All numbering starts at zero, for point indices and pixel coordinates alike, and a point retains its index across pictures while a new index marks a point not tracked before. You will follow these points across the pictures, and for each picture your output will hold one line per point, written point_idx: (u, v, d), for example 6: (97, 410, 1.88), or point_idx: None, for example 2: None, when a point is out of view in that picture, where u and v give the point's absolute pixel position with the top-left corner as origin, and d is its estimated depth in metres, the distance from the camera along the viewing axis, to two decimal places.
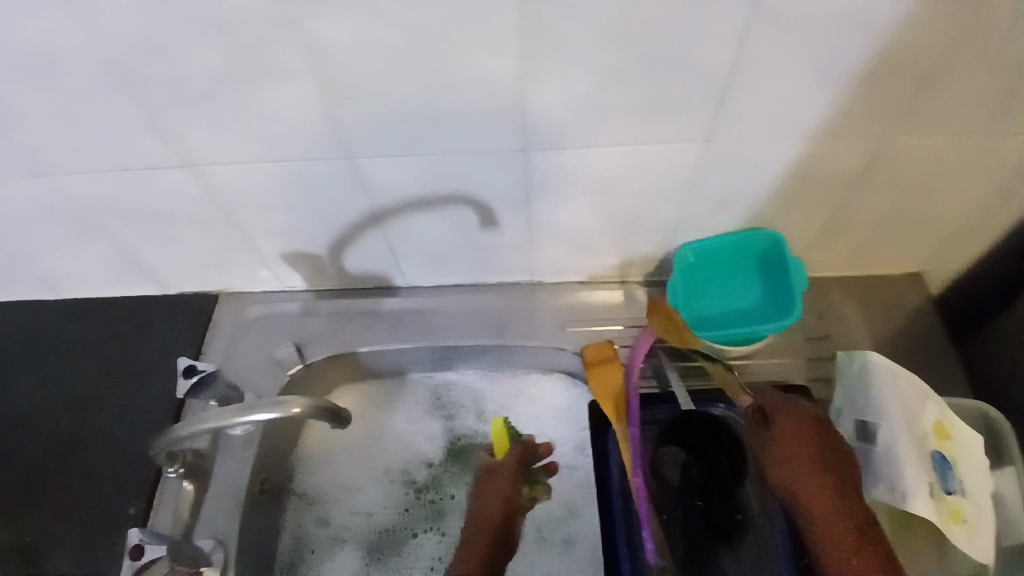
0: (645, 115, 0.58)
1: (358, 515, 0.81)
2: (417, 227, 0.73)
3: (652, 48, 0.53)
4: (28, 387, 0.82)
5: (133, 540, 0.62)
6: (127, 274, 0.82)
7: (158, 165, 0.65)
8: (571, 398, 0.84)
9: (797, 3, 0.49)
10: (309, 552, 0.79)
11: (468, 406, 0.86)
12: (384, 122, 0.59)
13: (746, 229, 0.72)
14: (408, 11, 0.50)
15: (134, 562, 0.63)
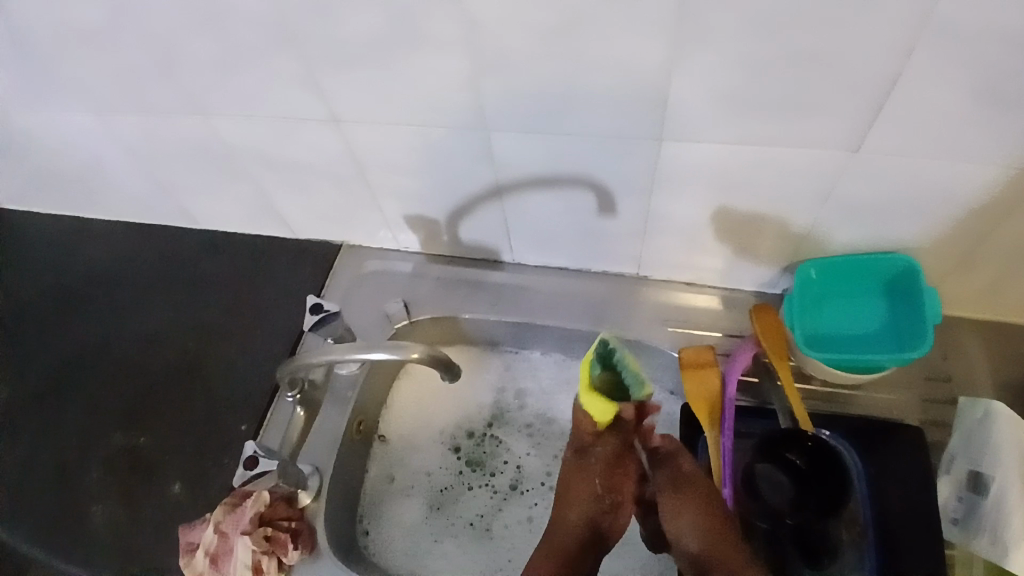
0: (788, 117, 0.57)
1: (415, 474, 0.85)
2: (535, 205, 0.75)
3: (807, 47, 0.51)
4: (168, 305, 0.92)
5: (246, 450, 0.67)
6: (265, 217, 0.90)
7: (312, 119, 0.70)
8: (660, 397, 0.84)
9: (973, 13, 0.47)
10: (381, 496, 0.83)
11: (527, 387, 0.89)
12: (525, 98, 0.61)
13: (879, 252, 0.69)
14: None
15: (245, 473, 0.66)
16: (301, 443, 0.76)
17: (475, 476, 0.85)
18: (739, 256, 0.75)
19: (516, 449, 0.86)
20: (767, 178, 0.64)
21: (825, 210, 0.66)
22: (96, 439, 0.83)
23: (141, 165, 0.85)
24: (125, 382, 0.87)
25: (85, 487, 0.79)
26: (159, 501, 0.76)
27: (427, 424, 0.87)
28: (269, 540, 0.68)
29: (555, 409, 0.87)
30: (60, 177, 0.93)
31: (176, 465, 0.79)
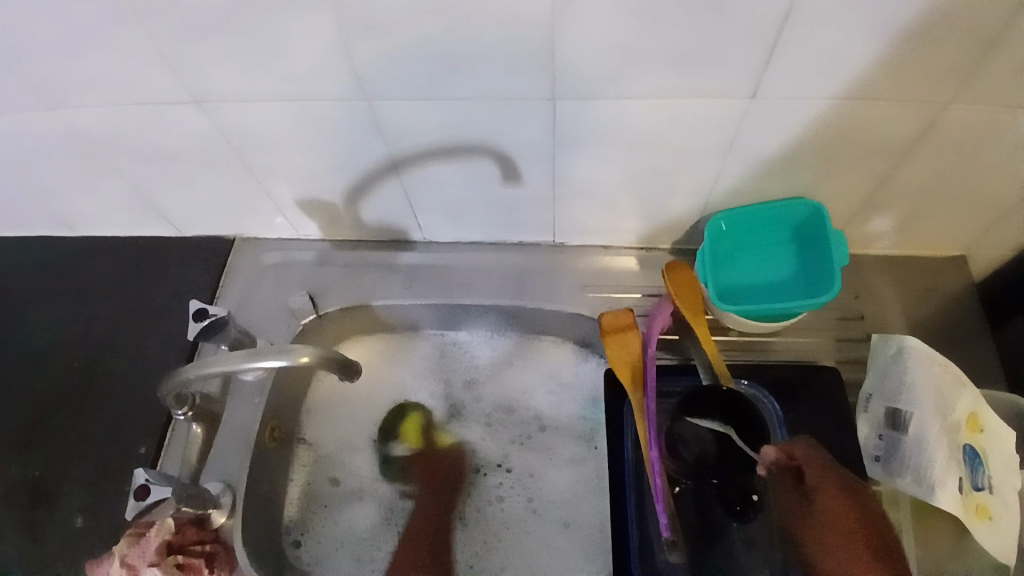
0: (682, 65, 0.54)
1: (359, 474, 0.79)
2: (436, 177, 0.70)
3: None
4: (46, 322, 0.82)
5: (138, 480, 0.62)
6: (145, 215, 0.81)
7: (171, 101, 0.62)
8: (585, 368, 0.82)
9: None
10: (321, 506, 0.77)
11: (471, 374, 0.84)
12: (403, 62, 0.55)
13: (782, 200, 0.68)
14: None
15: (139, 503, 0.62)
16: (202, 463, 0.70)
17: (434, 467, 0.80)
18: (652, 213, 0.73)
19: (471, 434, 0.81)
20: (671, 131, 0.61)
21: (731, 160, 0.64)
22: None
23: None
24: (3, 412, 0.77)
25: None
26: (54, 540, 0.69)
27: (347, 418, 0.82)
28: (182, 567, 0.63)
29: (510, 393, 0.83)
30: None
31: (70, 497, 0.71)
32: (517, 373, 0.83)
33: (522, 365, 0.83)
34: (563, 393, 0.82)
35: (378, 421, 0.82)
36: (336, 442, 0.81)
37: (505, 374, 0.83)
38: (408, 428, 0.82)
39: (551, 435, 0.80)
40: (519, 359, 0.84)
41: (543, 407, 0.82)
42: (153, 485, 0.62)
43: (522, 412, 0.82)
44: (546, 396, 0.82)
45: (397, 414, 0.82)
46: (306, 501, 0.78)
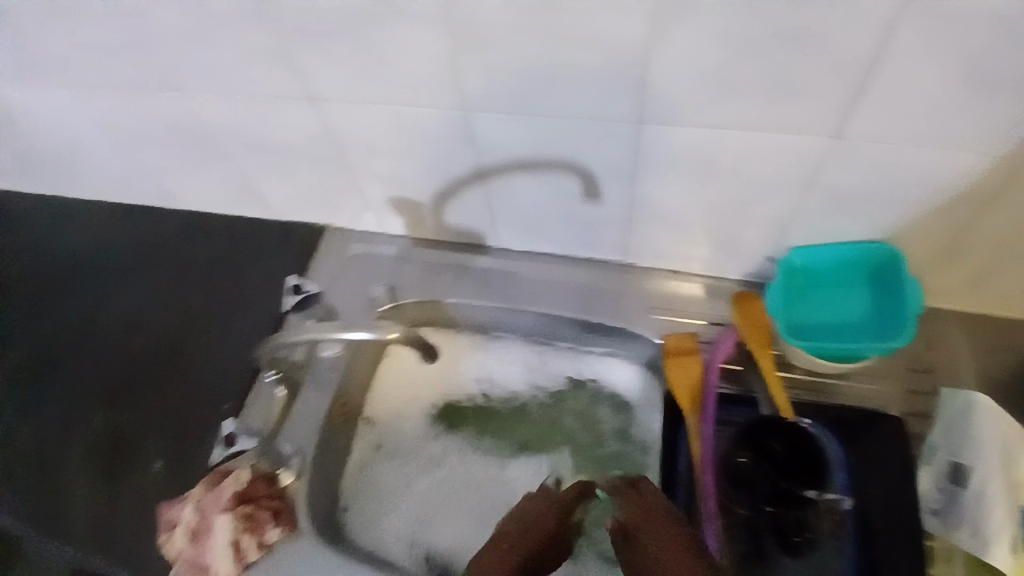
0: (768, 97, 0.57)
1: (401, 435, 0.83)
2: (517, 188, 0.74)
3: (783, 25, 0.51)
4: (150, 288, 0.91)
5: (229, 429, 0.75)
6: (248, 200, 0.89)
7: (290, 97, 0.69)
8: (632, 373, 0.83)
9: None
10: (365, 468, 0.81)
11: (517, 360, 0.86)
12: (503, 75, 0.60)
13: (858, 242, 0.69)
14: None
15: (225, 449, 0.75)
16: (282, 422, 0.77)
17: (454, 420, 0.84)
18: (724, 243, 0.75)
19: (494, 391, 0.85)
20: (751, 163, 0.63)
21: (808, 197, 0.66)
22: (77, 419, 0.82)
23: (121, 144, 0.85)
24: (106, 363, 0.86)
25: (65, 466, 0.78)
26: (138, 481, 0.75)
27: (399, 401, 0.85)
28: (250, 518, 0.69)
29: (544, 377, 0.85)
30: (43, 157, 0.93)
31: (156, 444, 0.78)
32: (552, 361, 0.86)
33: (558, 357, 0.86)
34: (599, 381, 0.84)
35: (422, 398, 0.85)
36: (390, 419, 0.84)
37: (549, 364, 0.86)
38: (433, 379, 0.86)
39: (585, 411, 0.83)
40: (555, 352, 0.86)
41: (578, 389, 0.84)
42: (240, 435, 0.75)
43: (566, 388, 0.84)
44: (582, 381, 0.84)
45: (436, 388, 0.86)
46: (350, 470, 0.81)
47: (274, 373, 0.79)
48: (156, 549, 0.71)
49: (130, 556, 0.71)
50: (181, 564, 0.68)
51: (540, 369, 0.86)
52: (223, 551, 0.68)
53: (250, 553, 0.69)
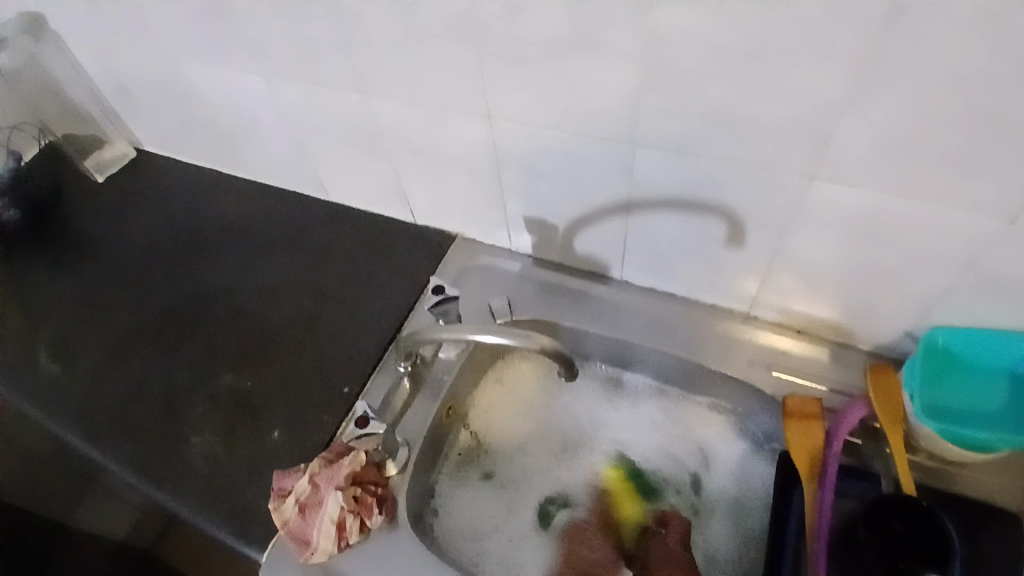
0: (951, 174, 0.56)
1: (501, 451, 0.88)
2: (659, 226, 0.76)
3: (987, 106, 0.51)
4: (288, 266, 0.98)
5: (360, 410, 0.76)
6: (393, 198, 0.96)
7: (464, 111, 0.74)
8: (727, 431, 0.86)
9: None
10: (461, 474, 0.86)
11: (617, 399, 0.90)
12: (682, 117, 0.63)
13: (1011, 329, 0.67)
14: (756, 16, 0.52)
15: (356, 430, 0.75)
16: (402, 414, 0.80)
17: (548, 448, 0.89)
18: (860, 310, 0.74)
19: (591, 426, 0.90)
20: (913, 236, 0.63)
21: (964, 280, 0.65)
22: (205, 377, 0.88)
23: (291, 132, 0.93)
24: (238, 329, 0.92)
25: (188, 419, 0.83)
26: (255, 443, 0.80)
27: (513, 421, 0.90)
28: (357, 500, 0.71)
29: (639, 421, 0.89)
30: (216, 134, 1.03)
31: (275, 413, 0.82)
32: (673, 431, 0.87)
33: (681, 424, 0.87)
34: (713, 457, 0.85)
35: (523, 417, 0.90)
36: (490, 432, 0.89)
37: (647, 408, 0.89)
38: (533, 401, 0.91)
39: (712, 500, 0.83)
40: (680, 421, 0.87)
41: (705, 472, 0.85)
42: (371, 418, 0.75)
43: (692, 467, 0.85)
44: (709, 465, 0.85)
45: (535, 412, 0.91)
46: (450, 472, 0.85)
47: (406, 364, 0.79)
48: (263, 513, 0.73)
49: (240, 514, 0.74)
50: (284, 532, 0.70)
51: (637, 411, 0.89)
52: (328, 528, 0.69)
53: (351, 535, 0.70)
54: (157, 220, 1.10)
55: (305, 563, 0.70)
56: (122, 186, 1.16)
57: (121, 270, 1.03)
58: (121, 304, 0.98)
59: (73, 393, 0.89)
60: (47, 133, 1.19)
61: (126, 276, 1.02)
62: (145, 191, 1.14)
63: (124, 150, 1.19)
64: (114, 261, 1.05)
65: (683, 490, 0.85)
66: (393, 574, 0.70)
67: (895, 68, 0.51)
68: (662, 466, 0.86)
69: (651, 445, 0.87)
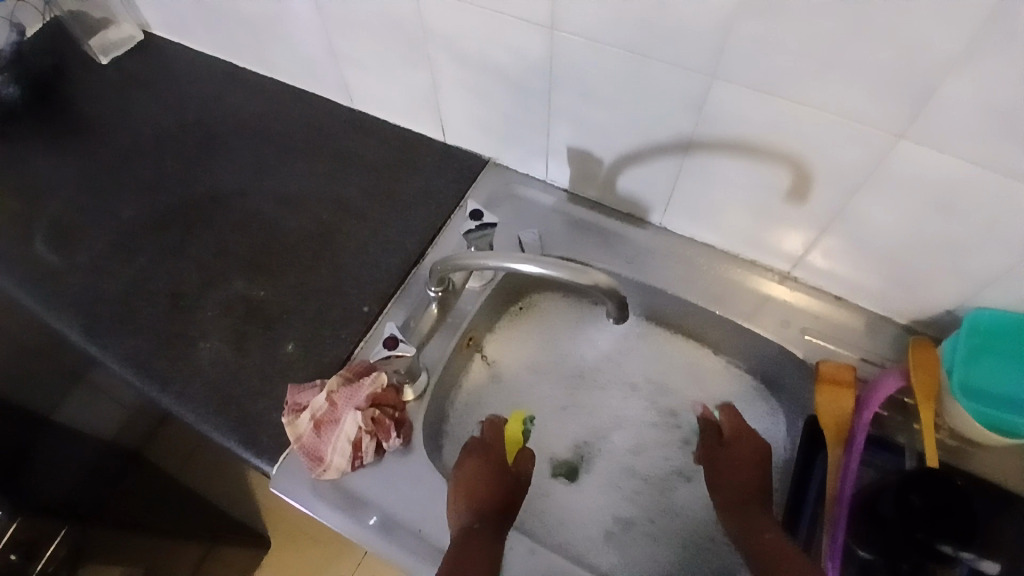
0: None
1: (516, 386, 0.86)
2: (718, 169, 0.71)
3: None
4: (305, 174, 0.93)
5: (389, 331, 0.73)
6: (426, 112, 0.89)
7: (525, 18, 0.67)
8: (743, 387, 0.84)
9: None
10: (476, 404, 0.83)
11: (635, 342, 0.88)
12: (772, 52, 0.57)
13: None
14: None
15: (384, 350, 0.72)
16: (427, 339, 0.77)
17: (561, 382, 0.87)
18: (905, 282, 0.72)
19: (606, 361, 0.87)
20: (992, 210, 0.59)
21: None
22: (216, 282, 0.83)
23: (322, 25, 0.85)
24: (252, 234, 0.87)
25: (197, 322, 0.80)
26: (269, 354, 0.76)
27: (529, 353, 0.88)
28: (375, 422, 0.68)
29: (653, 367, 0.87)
30: (237, 21, 0.94)
31: (291, 325, 0.78)
32: (684, 384, 0.86)
33: (681, 378, 0.86)
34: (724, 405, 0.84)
35: (534, 353, 0.88)
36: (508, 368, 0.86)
37: (667, 352, 0.87)
38: (542, 331, 0.89)
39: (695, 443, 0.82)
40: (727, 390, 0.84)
41: None
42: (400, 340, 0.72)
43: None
44: None
45: (546, 348, 0.88)
46: (464, 405, 0.83)
47: (438, 290, 0.75)
48: (274, 425, 0.71)
49: (249, 423, 0.71)
50: (297, 447, 0.67)
51: (655, 356, 0.87)
52: (343, 446, 0.67)
53: (366, 455, 0.68)
54: (167, 111, 1.02)
55: (317, 479, 0.68)
56: (130, 71, 1.07)
57: (126, 161, 0.96)
58: (127, 195, 0.92)
59: (71, 284, 0.84)
60: (53, 7, 1.06)
61: (132, 166, 0.96)
62: (154, 77, 1.06)
63: (130, 32, 1.10)
64: (118, 150, 0.98)
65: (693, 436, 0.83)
66: (405, 494, 0.68)
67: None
68: (673, 414, 0.84)
69: (662, 399, 0.86)
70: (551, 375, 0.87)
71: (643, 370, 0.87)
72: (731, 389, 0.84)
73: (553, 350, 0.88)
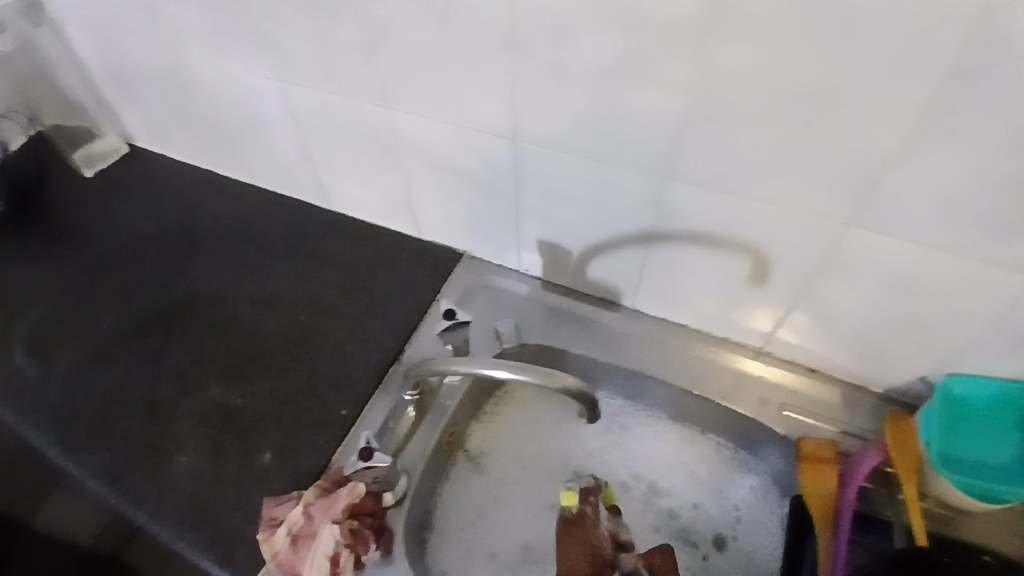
0: (1004, 233, 0.55)
1: (510, 478, 0.84)
2: (682, 258, 0.74)
3: None
4: (282, 275, 0.94)
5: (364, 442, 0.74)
6: (400, 211, 0.92)
7: (489, 129, 0.71)
8: (746, 473, 0.82)
9: None
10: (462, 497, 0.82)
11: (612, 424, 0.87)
12: (722, 155, 0.61)
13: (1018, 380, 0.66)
14: (818, 63, 0.51)
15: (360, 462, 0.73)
16: (405, 442, 0.76)
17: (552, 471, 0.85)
18: (873, 355, 0.73)
19: (589, 443, 0.86)
20: (944, 288, 0.62)
21: (994, 332, 0.63)
22: (193, 390, 0.83)
23: (300, 137, 0.89)
24: (230, 339, 0.88)
25: (173, 434, 0.79)
26: (245, 464, 0.75)
27: (509, 439, 0.86)
28: (353, 533, 0.67)
29: (632, 451, 0.86)
30: (218, 134, 0.99)
31: (267, 432, 0.77)
32: (691, 471, 0.84)
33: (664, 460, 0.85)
34: (727, 494, 0.82)
35: (518, 444, 0.86)
36: (494, 458, 0.85)
37: (650, 434, 0.86)
38: (524, 415, 0.88)
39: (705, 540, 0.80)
40: (718, 473, 0.83)
41: (737, 528, 0.80)
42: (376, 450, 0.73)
43: (724, 533, 0.80)
44: (738, 514, 0.81)
45: (538, 442, 0.87)
46: (449, 501, 0.81)
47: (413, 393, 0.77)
48: (249, 542, 0.69)
49: (224, 541, 0.69)
50: (273, 564, 0.66)
51: (640, 437, 0.86)
52: (320, 561, 0.65)
53: (345, 571, 0.66)
54: (148, 218, 1.05)
55: None
56: (112, 181, 1.10)
57: (105, 270, 0.98)
58: (105, 305, 0.93)
59: (47, 400, 0.83)
60: (36, 122, 1.14)
61: (113, 275, 0.97)
62: (135, 186, 1.09)
63: (114, 144, 1.13)
64: (97, 260, 0.99)
65: (704, 536, 0.81)
66: None
67: (967, 125, 0.50)
68: (682, 508, 0.82)
69: (651, 483, 0.84)
70: (536, 467, 0.85)
71: (638, 458, 0.85)
72: (731, 475, 0.82)
73: (535, 436, 0.87)
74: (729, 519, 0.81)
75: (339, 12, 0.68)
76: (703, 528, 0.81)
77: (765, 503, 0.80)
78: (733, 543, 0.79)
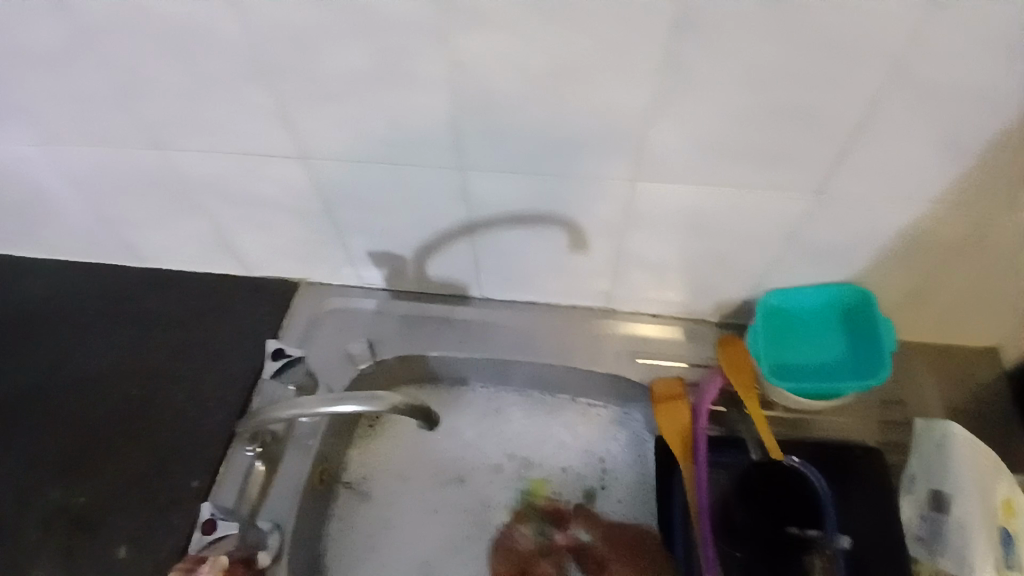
0: (767, 160, 0.59)
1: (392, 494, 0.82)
2: (507, 242, 0.74)
3: (789, 102, 0.54)
4: (104, 350, 0.85)
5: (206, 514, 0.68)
6: (220, 253, 0.86)
7: (276, 153, 0.67)
8: (602, 424, 0.85)
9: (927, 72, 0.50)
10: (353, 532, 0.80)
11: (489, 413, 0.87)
12: (505, 139, 0.61)
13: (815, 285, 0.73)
14: (558, 35, 0.51)
15: (204, 538, 0.67)
16: (262, 498, 0.72)
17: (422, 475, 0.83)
18: (701, 291, 0.77)
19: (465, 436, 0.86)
20: (736, 218, 0.66)
21: (789, 248, 0.68)
22: (21, 504, 0.74)
23: (82, 199, 0.80)
24: (54, 435, 0.78)
25: (5, 558, 0.70)
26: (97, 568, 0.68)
27: (389, 458, 0.84)
28: None
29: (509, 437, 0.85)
30: None
31: (116, 527, 0.71)
32: (559, 438, 0.85)
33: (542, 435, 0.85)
34: (590, 447, 0.84)
35: (394, 462, 0.84)
36: (376, 482, 0.82)
37: (525, 412, 0.86)
38: (397, 431, 0.85)
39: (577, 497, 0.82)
40: (585, 435, 0.85)
41: (606, 477, 0.83)
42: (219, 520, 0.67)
43: (592, 485, 0.82)
44: (604, 465, 0.83)
45: (403, 449, 0.85)
46: (338, 539, 0.79)
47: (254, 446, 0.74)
48: None
49: None
50: None
51: (517, 420, 0.86)
52: None
53: None
54: None
55: None
56: None
57: None
58: None
59: None
60: None
61: None
62: None
63: None
64: None
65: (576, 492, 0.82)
66: None
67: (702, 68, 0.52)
68: (552, 474, 0.83)
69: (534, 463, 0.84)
70: (416, 480, 0.83)
71: (514, 442, 0.85)
72: (589, 430, 0.85)
73: (410, 446, 0.85)
74: (597, 472, 0.83)
75: (71, 62, 0.61)
76: (571, 487, 0.83)
77: (620, 447, 0.84)
78: (601, 493, 0.82)
